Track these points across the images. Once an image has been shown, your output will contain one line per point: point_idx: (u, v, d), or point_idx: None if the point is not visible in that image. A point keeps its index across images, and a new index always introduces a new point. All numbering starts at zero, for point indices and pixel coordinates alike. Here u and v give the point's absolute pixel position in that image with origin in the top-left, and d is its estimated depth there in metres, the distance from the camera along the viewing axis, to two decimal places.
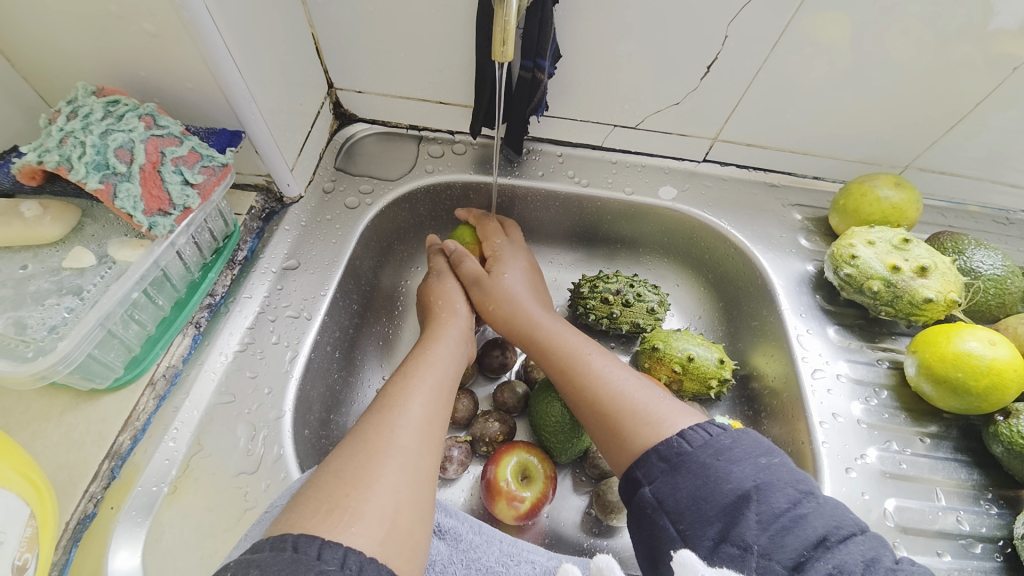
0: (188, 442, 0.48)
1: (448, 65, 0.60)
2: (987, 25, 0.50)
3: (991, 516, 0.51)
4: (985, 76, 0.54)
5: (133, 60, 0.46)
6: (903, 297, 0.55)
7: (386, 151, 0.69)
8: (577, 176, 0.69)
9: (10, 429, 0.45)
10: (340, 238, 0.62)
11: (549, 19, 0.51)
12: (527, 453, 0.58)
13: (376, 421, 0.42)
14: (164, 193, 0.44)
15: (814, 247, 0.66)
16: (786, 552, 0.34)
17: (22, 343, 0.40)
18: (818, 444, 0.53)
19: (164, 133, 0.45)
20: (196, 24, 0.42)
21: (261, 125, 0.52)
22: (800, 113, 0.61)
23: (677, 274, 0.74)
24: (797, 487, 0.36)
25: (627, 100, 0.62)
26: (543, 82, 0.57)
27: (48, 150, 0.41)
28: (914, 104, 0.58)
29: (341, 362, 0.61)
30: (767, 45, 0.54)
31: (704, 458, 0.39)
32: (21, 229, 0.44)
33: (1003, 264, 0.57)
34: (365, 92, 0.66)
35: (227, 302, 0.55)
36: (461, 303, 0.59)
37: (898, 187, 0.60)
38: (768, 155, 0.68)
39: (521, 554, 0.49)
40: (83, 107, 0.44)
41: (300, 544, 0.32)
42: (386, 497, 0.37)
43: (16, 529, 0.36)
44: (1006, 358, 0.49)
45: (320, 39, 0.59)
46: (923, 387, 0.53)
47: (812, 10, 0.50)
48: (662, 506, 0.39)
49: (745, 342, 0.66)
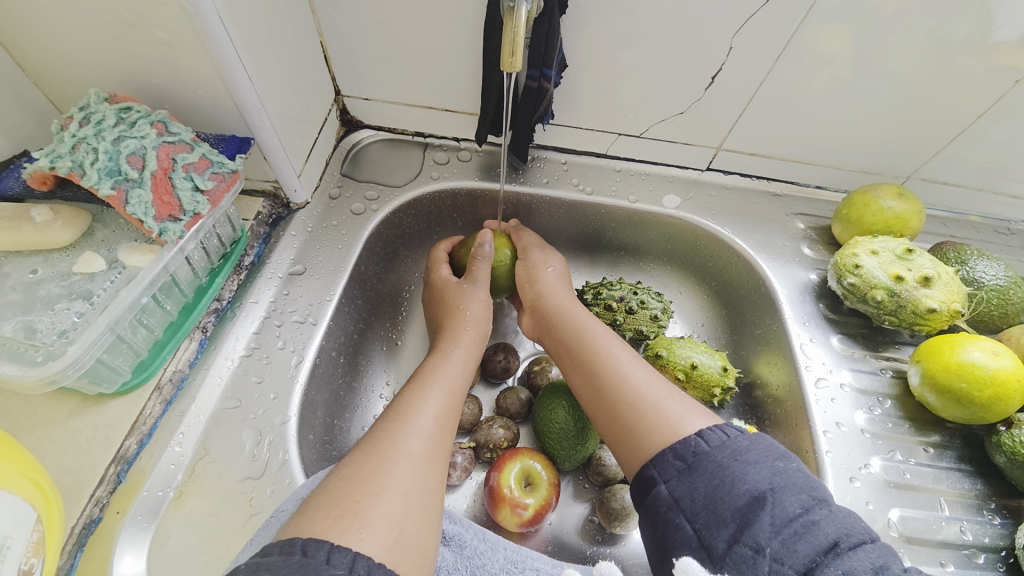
0: (194, 447, 0.48)
1: (454, 72, 0.61)
2: (987, 38, 0.50)
3: (994, 526, 0.51)
4: (986, 88, 0.55)
5: (144, 66, 0.46)
6: (906, 307, 0.55)
7: (392, 157, 0.70)
8: (581, 184, 0.70)
9: (16, 433, 0.46)
10: (346, 244, 0.62)
11: (556, 29, 0.52)
12: (530, 460, 0.58)
13: (385, 428, 0.42)
14: (175, 199, 0.45)
15: (817, 256, 0.66)
16: (797, 556, 0.34)
17: (31, 348, 0.40)
18: (821, 452, 0.53)
19: (175, 140, 0.45)
20: (208, 32, 0.42)
21: (270, 132, 0.52)
22: (802, 123, 0.62)
23: (680, 282, 0.75)
24: (811, 493, 0.36)
25: (632, 108, 0.63)
26: (549, 91, 0.57)
27: (61, 156, 0.42)
28: (916, 115, 0.59)
29: (345, 368, 0.61)
30: (771, 56, 0.55)
31: (721, 458, 0.39)
32: (31, 233, 0.44)
33: (1005, 274, 0.57)
34: (372, 99, 0.66)
35: (233, 306, 0.56)
36: (477, 305, 0.58)
37: (901, 197, 0.60)
38: (770, 164, 0.68)
39: (525, 561, 0.49)
40: (95, 113, 0.44)
41: (308, 548, 0.32)
42: (395, 504, 0.37)
43: (22, 533, 0.36)
44: (1009, 368, 0.49)
45: (328, 47, 0.60)
46: (927, 397, 0.54)
47: (816, 23, 0.51)
48: (678, 505, 0.39)
49: (749, 350, 0.67)
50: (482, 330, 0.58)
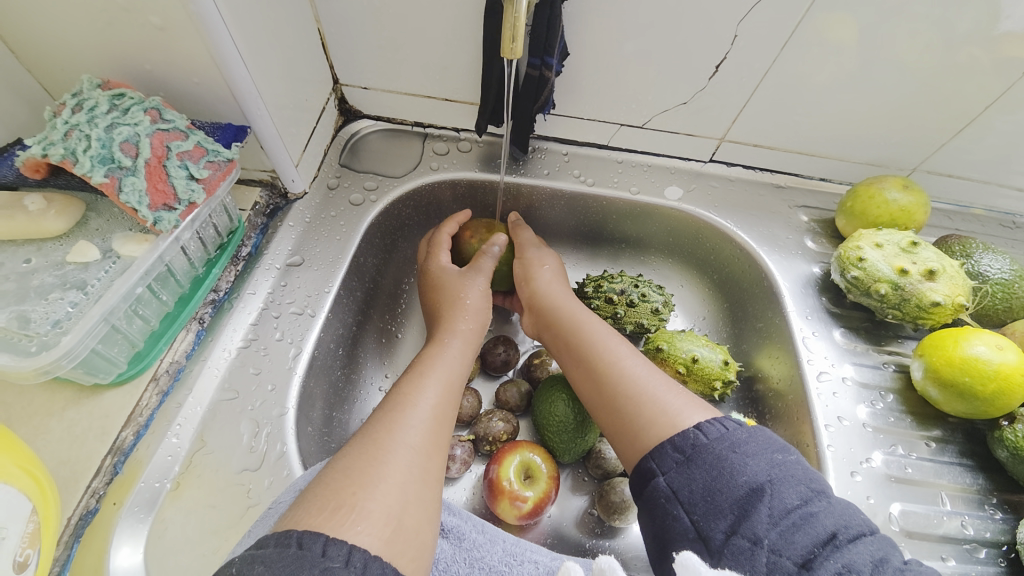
0: (191, 438, 0.47)
1: (454, 61, 0.60)
2: (995, 28, 0.49)
3: (996, 521, 0.51)
4: (994, 80, 0.54)
5: (137, 52, 0.45)
6: (911, 301, 0.55)
7: (391, 147, 0.69)
8: (583, 175, 0.69)
9: (12, 424, 0.45)
10: (344, 235, 0.62)
11: (558, 16, 0.51)
12: (530, 453, 0.57)
13: (384, 420, 0.41)
14: (170, 187, 0.44)
15: (820, 249, 0.66)
16: (795, 548, 0.33)
17: (25, 338, 0.40)
18: (823, 447, 0.53)
19: (169, 127, 0.45)
20: (202, 17, 0.41)
21: (266, 120, 0.52)
22: (807, 114, 0.61)
23: (681, 274, 0.74)
24: (810, 485, 0.36)
25: (634, 99, 0.62)
26: (550, 80, 0.56)
27: (53, 144, 0.41)
28: (921, 107, 0.58)
29: (343, 360, 0.61)
30: (776, 46, 0.54)
31: (720, 450, 0.38)
32: (25, 222, 0.43)
33: (1010, 268, 0.57)
34: (371, 88, 0.65)
35: (231, 297, 0.55)
36: (471, 288, 0.58)
37: (906, 190, 0.60)
38: (774, 156, 0.68)
39: (525, 553, 0.49)
40: (88, 100, 0.43)
41: (304, 541, 0.32)
42: (393, 497, 0.36)
43: (18, 525, 0.36)
44: (1013, 362, 0.49)
45: (326, 34, 0.59)
46: (930, 391, 0.53)
47: (821, 12, 0.50)
48: (677, 496, 0.38)
49: (750, 343, 0.66)
50: (481, 322, 0.57)
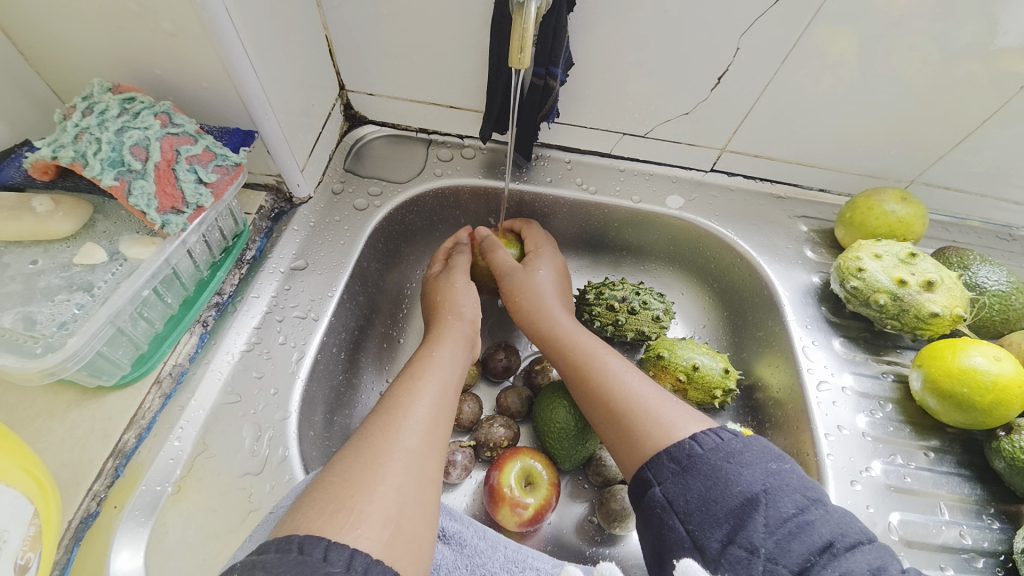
0: (193, 441, 0.47)
1: (460, 69, 0.60)
2: (992, 44, 0.50)
3: (993, 531, 0.51)
4: (992, 95, 0.55)
5: (149, 57, 0.46)
6: (909, 311, 0.55)
7: (395, 153, 0.69)
8: (585, 184, 0.70)
9: (13, 425, 0.45)
10: (349, 240, 0.62)
11: (563, 27, 0.51)
12: (531, 459, 0.57)
13: (380, 423, 0.42)
14: (178, 190, 0.44)
15: (820, 259, 0.66)
16: (792, 556, 0.34)
17: (30, 339, 0.40)
18: (823, 455, 0.53)
19: (179, 131, 0.45)
20: (214, 23, 0.42)
21: (273, 125, 0.52)
22: (808, 125, 0.62)
23: (682, 282, 0.74)
24: (805, 493, 0.37)
25: (637, 108, 0.63)
26: (555, 89, 0.57)
27: (64, 146, 0.41)
28: (921, 119, 0.59)
29: (346, 364, 0.61)
30: (778, 58, 0.54)
31: (714, 460, 0.39)
32: (33, 223, 0.43)
33: (1007, 280, 0.57)
34: (376, 94, 0.66)
35: (234, 301, 0.55)
36: (459, 295, 0.58)
37: (906, 201, 0.60)
38: (775, 166, 0.68)
39: (526, 560, 0.49)
40: (99, 104, 0.44)
41: (305, 545, 0.32)
42: (390, 499, 0.37)
43: (20, 527, 0.36)
44: (1011, 373, 0.49)
45: (333, 41, 0.59)
46: (928, 401, 0.54)
47: (823, 25, 0.51)
48: (672, 506, 0.39)
49: (751, 352, 0.67)
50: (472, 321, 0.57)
